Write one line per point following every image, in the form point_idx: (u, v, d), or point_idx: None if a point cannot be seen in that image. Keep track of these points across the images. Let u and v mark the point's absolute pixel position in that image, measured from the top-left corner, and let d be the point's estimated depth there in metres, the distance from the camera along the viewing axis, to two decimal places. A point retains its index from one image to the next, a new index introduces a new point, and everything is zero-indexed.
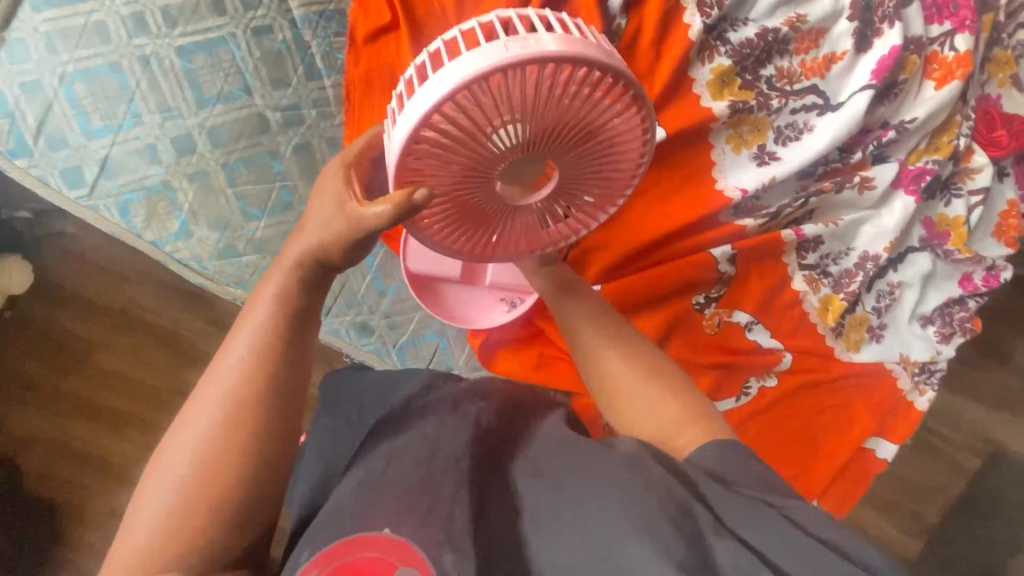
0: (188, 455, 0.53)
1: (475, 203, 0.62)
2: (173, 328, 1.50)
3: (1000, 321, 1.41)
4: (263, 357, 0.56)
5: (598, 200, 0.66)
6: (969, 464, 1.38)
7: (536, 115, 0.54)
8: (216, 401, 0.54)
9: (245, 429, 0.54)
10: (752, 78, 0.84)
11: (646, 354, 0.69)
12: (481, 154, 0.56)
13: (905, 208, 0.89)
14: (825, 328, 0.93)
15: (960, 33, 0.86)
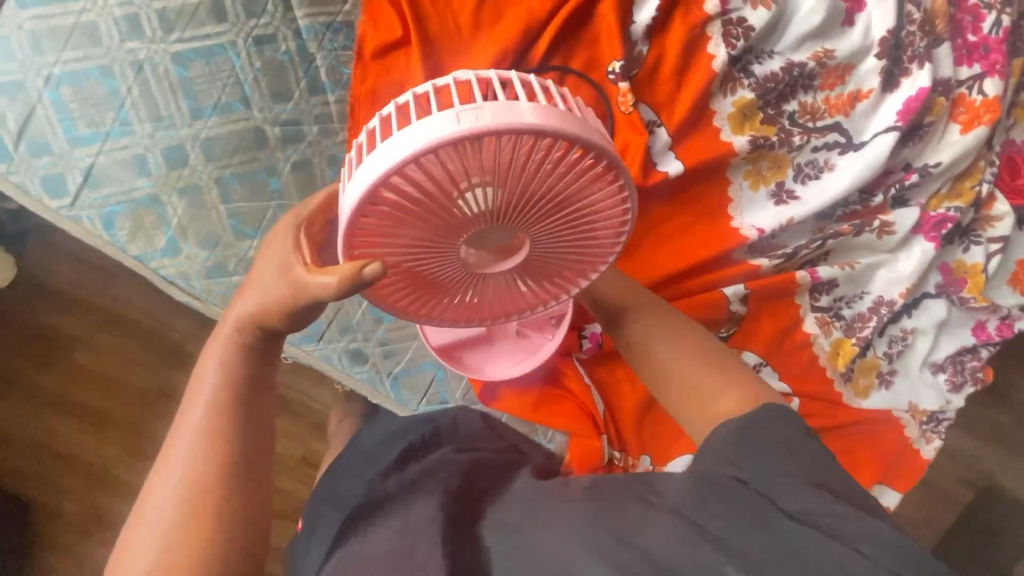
0: (150, 542, 0.49)
1: (443, 266, 0.58)
2: (160, 329, 1.47)
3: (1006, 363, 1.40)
4: (215, 428, 0.53)
5: (574, 268, 0.62)
6: (962, 502, 1.38)
7: (499, 183, 0.50)
8: (172, 493, 0.51)
9: (209, 504, 0.51)
10: (774, 112, 0.81)
11: (701, 344, 0.66)
12: (439, 223, 0.52)
13: (923, 255, 0.86)
14: (834, 372, 0.90)
15: (989, 77, 0.84)
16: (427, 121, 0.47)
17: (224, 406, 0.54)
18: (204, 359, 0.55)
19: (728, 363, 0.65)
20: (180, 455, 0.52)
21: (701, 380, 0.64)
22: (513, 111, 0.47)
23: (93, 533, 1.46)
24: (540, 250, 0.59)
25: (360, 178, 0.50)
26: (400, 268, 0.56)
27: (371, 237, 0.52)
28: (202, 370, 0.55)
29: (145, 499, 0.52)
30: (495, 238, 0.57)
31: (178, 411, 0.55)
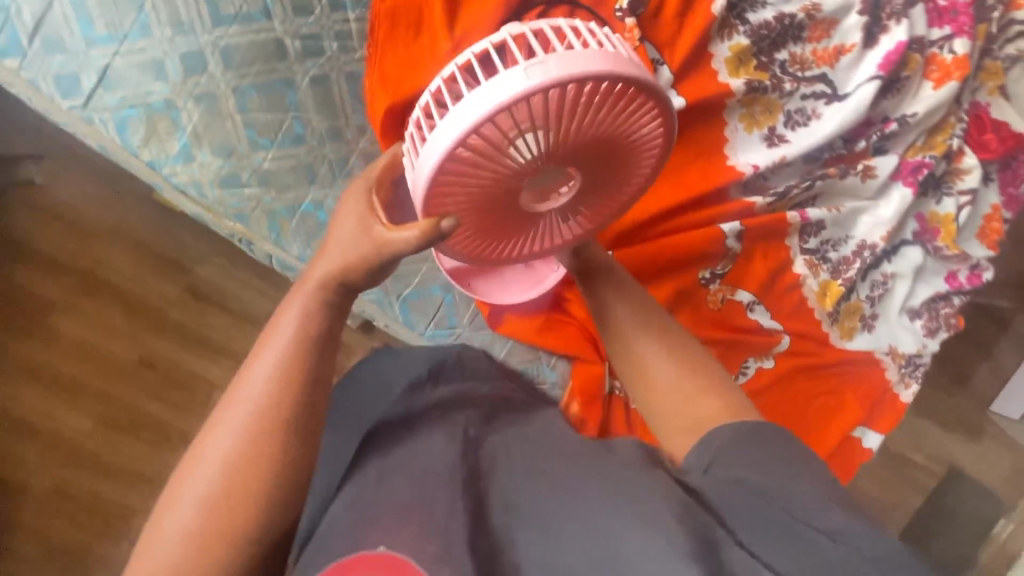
0: (213, 472, 0.51)
1: (504, 213, 0.63)
2: (145, 295, 1.43)
3: (959, 343, 1.53)
4: (291, 376, 0.55)
5: (610, 198, 0.67)
6: (927, 479, 1.54)
7: (562, 129, 0.55)
8: (239, 435, 0.52)
9: (271, 449, 0.53)
10: (766, 60, 0.86)
11: (677, 343, 0.70)
12: (506, 169, 0.57)
13: (902, 199, 0.92)
14: (822, 312, 0.95)
15: (958, 37, 0.91)
16: (497, 81, 0.50)
17: (286, 377, 0.54)
18: (284, 306, 0.57)
19: (704, 365, 0.68)
20: (237, 419, 0.53)
21: (678, 378, 0.67)
22: (576, 60, 0.50)
23: (63, 512, 1.44)
24: (586, 182, 0.63)
25: (436, 141, 0.53)
26: (466, 212, 0.60)
27: (452, 186, 0.56)
28: (269, 337, 0.56)
29: (207, 433, 0.53)
30: (551, 180, 0.62)
31: (238, 372, 0.56)
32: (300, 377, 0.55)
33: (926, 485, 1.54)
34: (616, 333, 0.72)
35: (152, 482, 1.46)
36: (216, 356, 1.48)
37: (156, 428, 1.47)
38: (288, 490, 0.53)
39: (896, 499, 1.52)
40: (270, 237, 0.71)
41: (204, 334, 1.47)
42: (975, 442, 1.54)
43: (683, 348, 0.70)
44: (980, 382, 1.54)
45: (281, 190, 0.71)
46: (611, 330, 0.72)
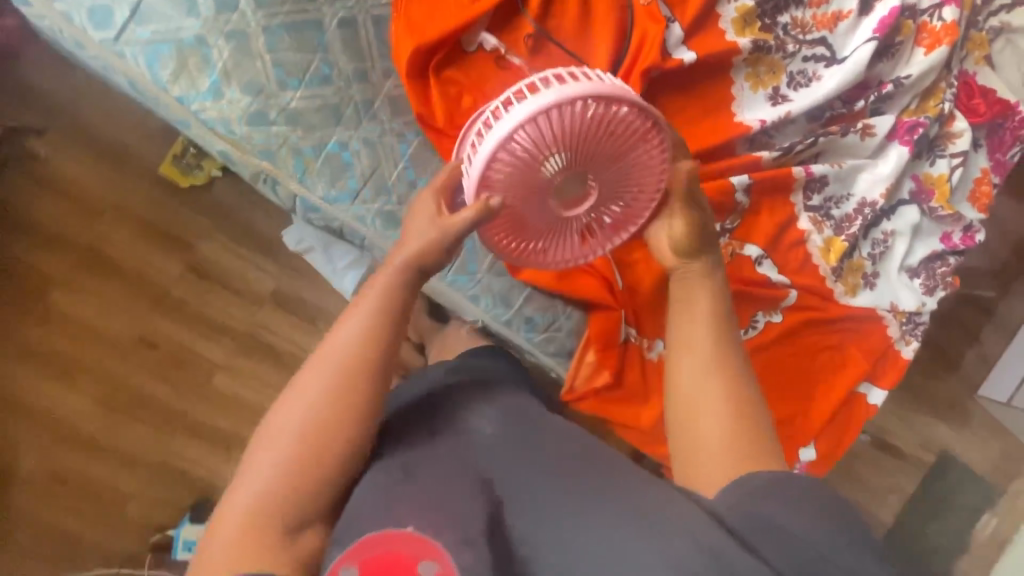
0: (295, 420, 0.59)
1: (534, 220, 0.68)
2: (146, 272, 1.42)
3: (950, 328, 1.56)
4: (368, 345, 0.63)
5: (636, 208, 0.70)
6: (918, 460, 1.57)
7: (571, 142, 0.62)
8: (322, 390, 0.60)
9: (344, 409, 0.60)
10: (770, 22, 0.91)
11: (729, 359, 0.68)
12: (529, 184, 0.64)
13: (899, 157, 0.96)
14: (827, 268, 0.98)
15: (947, 5, 0.96)
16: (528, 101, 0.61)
17: (361, 347, 0.62)
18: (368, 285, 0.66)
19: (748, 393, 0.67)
20: (317, 378, 0.61)
21: (719, 388, 0.66)
22: (570, 86, 0.60)
23: (59, 496, 1.44)
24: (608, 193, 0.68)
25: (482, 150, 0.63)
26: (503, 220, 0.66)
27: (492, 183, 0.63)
28: (350, 312, 0.64)
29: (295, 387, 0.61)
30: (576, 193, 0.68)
31: (321, 342, 0.64)
32: (371, 348, 0.63)
33: (920, 459, 1.57)
34: (682, 348, 0.69)
35: (151, 466, 1.47)
36: (218, 337, 1.47)
37: (155, 410, 1.46)
38: (353, 447, 0.60)
39: (888, 476, 1.56)
40: (295, 176, 0.72)
41: (205, 313, 1.46)
42: (965, 423, 1.58)
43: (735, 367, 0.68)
44: (969, 366, 1.57)
45: (308, 129, 0.72)
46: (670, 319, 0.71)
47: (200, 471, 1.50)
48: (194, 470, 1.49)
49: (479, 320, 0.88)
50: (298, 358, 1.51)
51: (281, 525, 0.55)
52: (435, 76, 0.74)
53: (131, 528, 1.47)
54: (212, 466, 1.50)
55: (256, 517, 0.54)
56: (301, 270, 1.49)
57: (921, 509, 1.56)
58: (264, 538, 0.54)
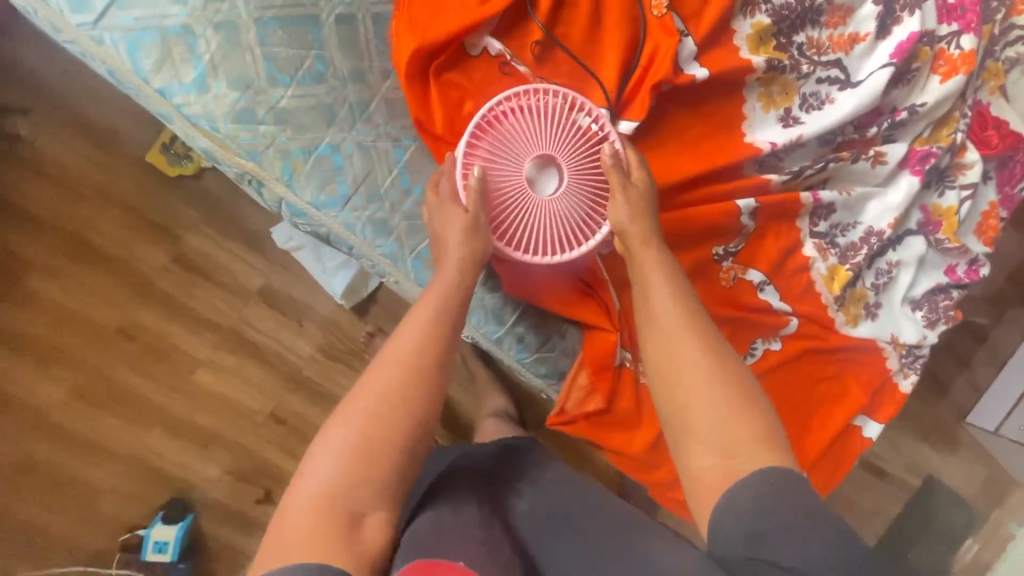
0: (366, 416, 0.58)
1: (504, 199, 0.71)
2: (128, 260, 1.37)
3: (944, 356, 1.54)
4: (435, 343, 0.64)
5: (602, 205, 0.73)
6: (906, 489, 1.56)
7: (540, 128, 0.70)
8: (391, 386, 0.60)
9: (414, 404, 0.60)
10: (785, 41, 0.88)
11: (716, 352, 0.64)
12: (501, 158, 0.69)
13: (909, 187, 0.94)
14: (830, 297, 0.95)
15: (965, 34, 0.93)
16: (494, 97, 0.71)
17: (428, 347, 0.63)
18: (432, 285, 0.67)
19: (742, 383, 0.62)
20: (388, 373, 0.61)
21: (707, 385, 0.62)
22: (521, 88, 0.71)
23: (25, 488, 1.39)
24: (575, 185, 0.71)
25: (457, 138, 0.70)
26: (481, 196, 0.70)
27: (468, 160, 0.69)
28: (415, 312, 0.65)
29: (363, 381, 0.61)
30: (538, 179, 0.71)
31: (387, 341, 0.64)
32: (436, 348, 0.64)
33: (908, 486, 1.56)
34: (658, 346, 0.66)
35: (124, 461, 1.42)
36: (200, 331, 1.42)
37: (131, 403, 1.41)
38: (416, 452, 0.60)
39: (873, 505, 1.55)
40: (283, 179, 0.69)
41: (187, 306, 1.41)
42: (955, 454, 1.56)
43: (722, 360, 0.64)
44: (960, 396, 1.56)
45: (298, 130, 0.68)
46: (651, 315, 0.68)
47: (176, 468, 1.45)
48: (170, 466, 1.45)
49: (470, 336, 0.86)
50: (283, 356, 1.47)
51: (346, 515, 0.54)
52: (435, 80, 0.71)
53: (102, 523, 1.43)
54: (188, 463, 1.46)
55: (331, 505, 0.54)
56: (290, 266, 1.44)
57: (905, 538, 1.55)
58: (334, 530, 0.53)
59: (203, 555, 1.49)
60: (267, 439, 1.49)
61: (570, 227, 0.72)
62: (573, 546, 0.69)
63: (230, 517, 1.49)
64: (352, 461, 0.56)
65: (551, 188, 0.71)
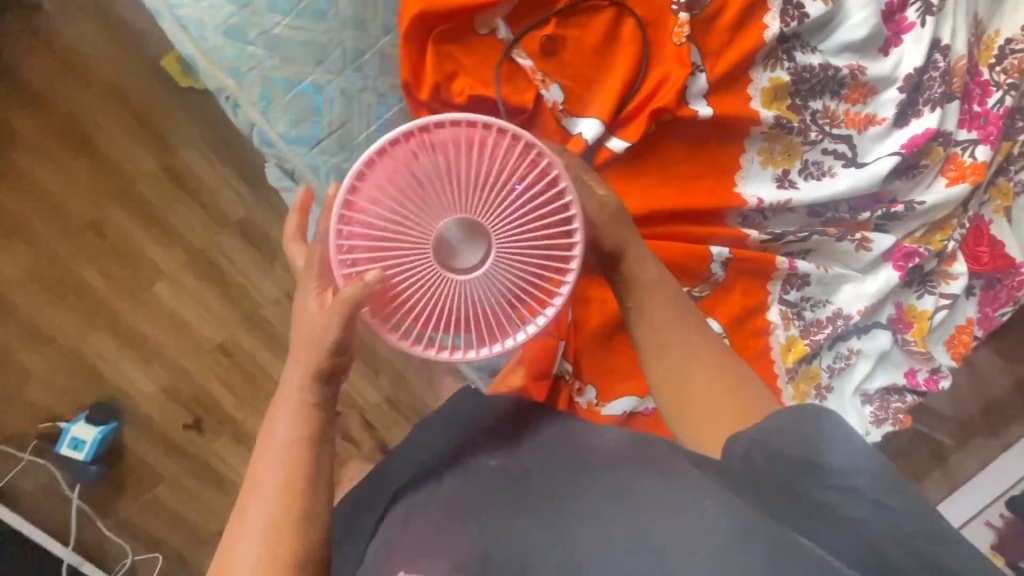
0: (258, 524, 0.55)
1: (414, 276, 0.60)
2: (118, 158, 1.36)
3: (901, 463, 1.50)
4: (305, 421, 0.60)
5: (539, 252, 0.62)
6: None
7: (446, 185, 0.58)
8: (275, 480, 0.57)
9: (298, 482, 0.57)
10: (800, 103, 0.86)
11: (714, 350, 0.67)
12: (400, 224, 0.59)
13: (888, 280, 0.92)
14: (781, 366, 0.92)
15: (982, 144, 0.92)
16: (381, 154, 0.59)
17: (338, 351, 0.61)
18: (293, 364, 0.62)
19: (735, 368, 0.67)
20: (270, 470, 0.58)
21: (711, 389, 0.65)
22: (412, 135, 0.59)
23: None
24: (500, 249, 0.61)
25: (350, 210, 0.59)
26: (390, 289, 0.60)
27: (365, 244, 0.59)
28: (281, 396, 0.61)
29: (250, 486, 0.58)
30: (454, 242, 0.60)
31: (260, 437, 0.61)
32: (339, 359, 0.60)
33: None
34: (661, 353, 0.67)
35: (65, 351, 1.41)
36: (170, 245, 1.41)
37: (84, 298, 1.40)
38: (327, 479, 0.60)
39: None
40: (258, 105, 0.68)
41: (163, 217, 1.39)
42: None
43: (718, 355, 0.67)
44: None
45: (285, 61, 0.68)
46: (654, 338, 0.68)
47: (112, 373, 1.44)
48: (106, 369, 1.43)
49: None
50: (245, 290, 1.45)
51: None
52: (433, 47, 0.70)
53: (26, 407, 1.42)
54: (125, 371, 1.44)
55: None
56: (276, 206, 1.43)
57: None
58: None
59: (117, 466, 1.47)
60: (210, 368, 1.47)
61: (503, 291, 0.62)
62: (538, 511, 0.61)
63: (153, 434, 1.48)
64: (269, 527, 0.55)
65: (462, 259, 0.60)
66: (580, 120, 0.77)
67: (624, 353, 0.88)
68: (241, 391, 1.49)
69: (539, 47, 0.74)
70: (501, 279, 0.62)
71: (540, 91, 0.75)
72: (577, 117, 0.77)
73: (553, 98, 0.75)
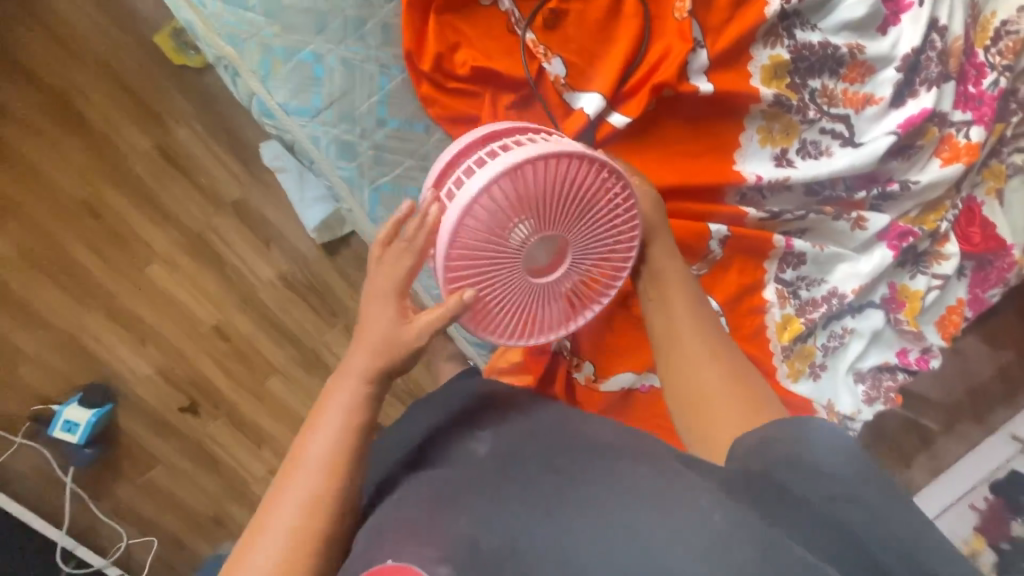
0: (300, 493, 0.59)
1: (508, 285, 0.66)
2: (110, 136, 1.33)
3: (890, 444, 1.52)
4: (364, 403, 0.63)
5: (612, 259, 0.70)
6: None
7: (544, 207, 0.63)
8: (322, 452, 0.60)
9: (344, 458, 0.61)
10: (799, 82, 0.87)
11: (719, 348, 0.71)
12: (500, 241, 0.63)
13: (882, 259, 0.94)
14: (776, 344, 0.94)
15: (976, 125, 0.93)
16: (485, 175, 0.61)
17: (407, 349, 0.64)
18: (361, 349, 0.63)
19: (738, 365, 0.71)
20: (320, 444, 0.61)
21: (718, 385, 0.69)
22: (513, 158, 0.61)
23: None
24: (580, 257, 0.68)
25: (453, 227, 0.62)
26: (485, 297, 0.66)
27: (466, 258, 0.63)
28: (344, 377, 0.63)
29: (296, 454, 0.61)
30: (540, 251, 0.66)
31: (314, 410, 0.63)
32: (404, 359, 0.63)
33: None
34: (673, 343, 0.72)
35: (57, 333, 1.38)
36: (165, 226, 1.39)
37: (77, 278, 1.37)
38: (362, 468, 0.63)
39: None
40: (258, 74, 0.68)
41: (159, 198, 1.37)
42: None
43: (723, 353, 0.71)
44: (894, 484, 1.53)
45: (286, 29, 0.67)
46: (669, 331, 0.72)
47: (107, 355, 1.42)
48: (101, 352, 1.42)
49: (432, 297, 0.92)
50: (242, 273, 1.45)
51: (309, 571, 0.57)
52: (436, 17, 0.70)
53: (17, 390, 1.40)
54: (120, 353, 1.43)
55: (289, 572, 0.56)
56: (272, 186, 1.42)
57: None
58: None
59: (112, 447, 1.47)
60: (206, 350, 1.47)
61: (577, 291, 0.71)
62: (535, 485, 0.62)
63: (150, 416, 1.48)
64: (305, 508, 0.58)
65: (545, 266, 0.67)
66: (581, 96, 0.76)
67: (623, 330, 0.88)
68: (239, 373, 1.50)
69: (542, 20, 0.74)
70: (578, 282, 0.70)
71: (542, 64, 0.74)
72: (580, 93, 0.77)
73: (556, 71, 0.75)
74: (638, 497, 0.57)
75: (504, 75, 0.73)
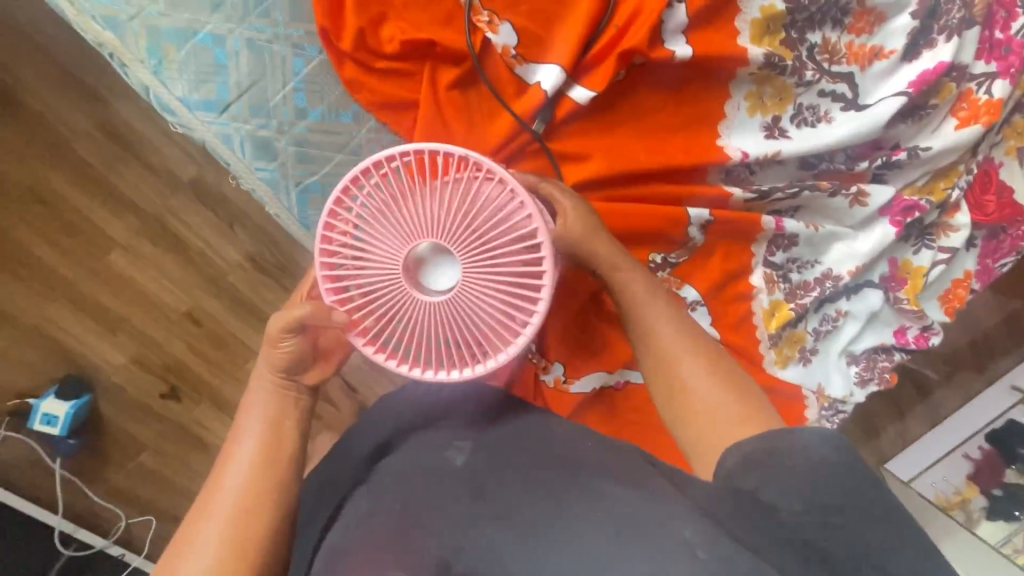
0: (230, 495, 0.57)
1: (395, 298, 0.59)
2: (42, 111, 1.11)
3: (884, 405, 1.45)
4: (281, 403, 0.63)
5: (518, 274, 0.59)
6: None
7: (424, 211, 0.58)
8: (249, 453, 0.60)
9: (275, 454, 0.60)
10: (796, 37, 0.75)
11: (702, 344, 0.66)
12: (380, 246, 0.59)
13: (883, 237, 0.84)
14: (764, 332, 0.86)
15: (1000, 78, 0.81)
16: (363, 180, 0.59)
17: (291, 349, 0.61)
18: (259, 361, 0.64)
19: (726, 363, 0.65)
20: (245, 445, 0.60)
21: (708, 391, 0.62)
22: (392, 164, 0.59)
23: None
24: (477, 271, 0.58)
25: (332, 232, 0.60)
26: (375, 314, 0.60)
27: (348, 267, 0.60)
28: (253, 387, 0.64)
29: (223, 463, 0.60)
30: (430, 263, 0.59)
31: (236, 419, 0.64)
32: (295, 354, 0.62)
33: None
34: (650, 339, 0.67)
35: (21, 327, 1.24)
36: (120, 211, 1.19)
37: (37, 271, 1.21)
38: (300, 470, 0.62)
39: None
40: (148, 64, 0.65)
41: (109, 183, 1.17)
42: None
43: (708, 348, 0.66)
44: (884, 445, 1.47)
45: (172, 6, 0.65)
46: (644, 328, 0.67)
47: (79, 349, 1.27)
48: (71, 344, 1.27)
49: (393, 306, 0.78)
50: (206, 256, 1.25)
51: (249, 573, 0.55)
52: None
53: None
54: (90, 344, 1.27)
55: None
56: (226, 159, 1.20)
57: None
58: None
59: (92, 450, 1.35)
60: (180, 338, 1.30)
61: (482, 315, 0.59)
62: (513, 502, 0.56)
63: (130, 411, 1.34)
64: (237, 518, 0.56)
65: (441, 282, 0.59)
66: (535, 68, 0.69)
67: (596, 327, 0.84)
68: (214, 358, 1.33)
69: None
70: (481, 302, 0.59)
71: (487, 33, 0.67)
72: (534, 64, 0.69)
73: (504, 42, 0.68)
74: (634, 535, 0.49)
75: (432, 51, 0.68)
